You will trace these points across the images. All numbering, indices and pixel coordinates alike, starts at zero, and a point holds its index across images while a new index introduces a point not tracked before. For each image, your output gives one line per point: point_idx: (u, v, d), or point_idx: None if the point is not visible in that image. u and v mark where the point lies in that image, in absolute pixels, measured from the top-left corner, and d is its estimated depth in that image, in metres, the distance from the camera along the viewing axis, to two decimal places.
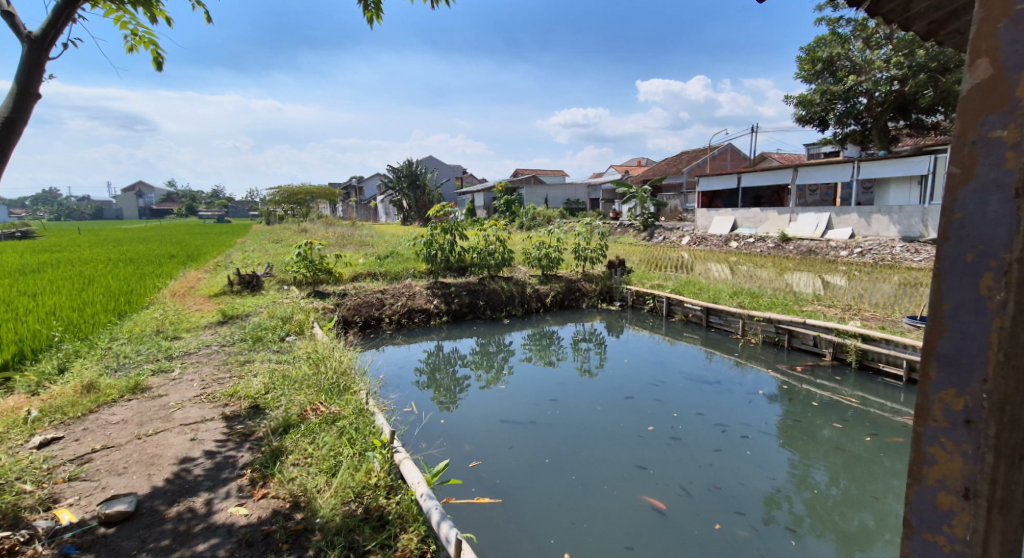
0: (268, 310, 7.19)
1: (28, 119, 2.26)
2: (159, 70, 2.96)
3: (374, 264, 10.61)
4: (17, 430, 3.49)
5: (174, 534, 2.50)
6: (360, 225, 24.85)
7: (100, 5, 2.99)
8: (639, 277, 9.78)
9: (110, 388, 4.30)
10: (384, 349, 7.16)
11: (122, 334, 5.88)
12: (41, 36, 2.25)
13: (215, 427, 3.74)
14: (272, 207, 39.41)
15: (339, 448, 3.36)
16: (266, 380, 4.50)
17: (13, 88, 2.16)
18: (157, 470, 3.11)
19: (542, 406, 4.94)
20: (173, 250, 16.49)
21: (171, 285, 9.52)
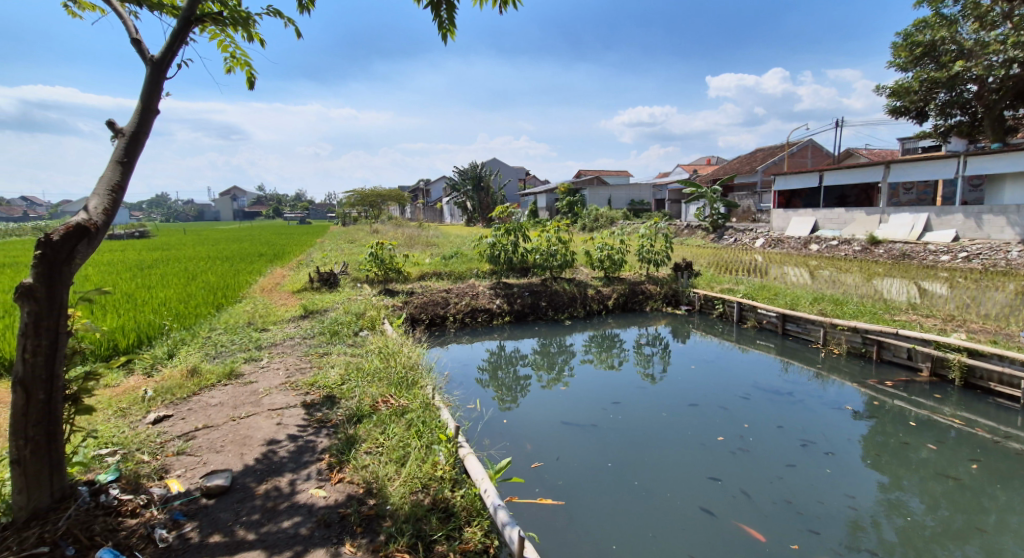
0: (344, 306, 7.65)
1: (148, 132, 2.57)
2: (254, 87, 3.24)
3: (439, 264, 10.95)
4: (137, 408, 3.97)
5: (263, 509, 2.73)
6: (427, 226, 25.68)
7: (206, 30, 3.33)
8: (708, 281, 9.40)
9: (209, 373, 4.77)
10: (449, 347, 7.38)
11: (219, 324, 6.49)
12: (161, 59, 2.55)
13: (297, 413, 4.04)
14: (347, 209, 41.74)
15: (408, 439, 3.52)
16: (342, 372, 4.80)
17: (137, 105, 2.47)
18: (248, 450, 3.41)
19: (603, 410, 4.88)
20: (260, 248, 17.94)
21: (259, 281, 10.36)
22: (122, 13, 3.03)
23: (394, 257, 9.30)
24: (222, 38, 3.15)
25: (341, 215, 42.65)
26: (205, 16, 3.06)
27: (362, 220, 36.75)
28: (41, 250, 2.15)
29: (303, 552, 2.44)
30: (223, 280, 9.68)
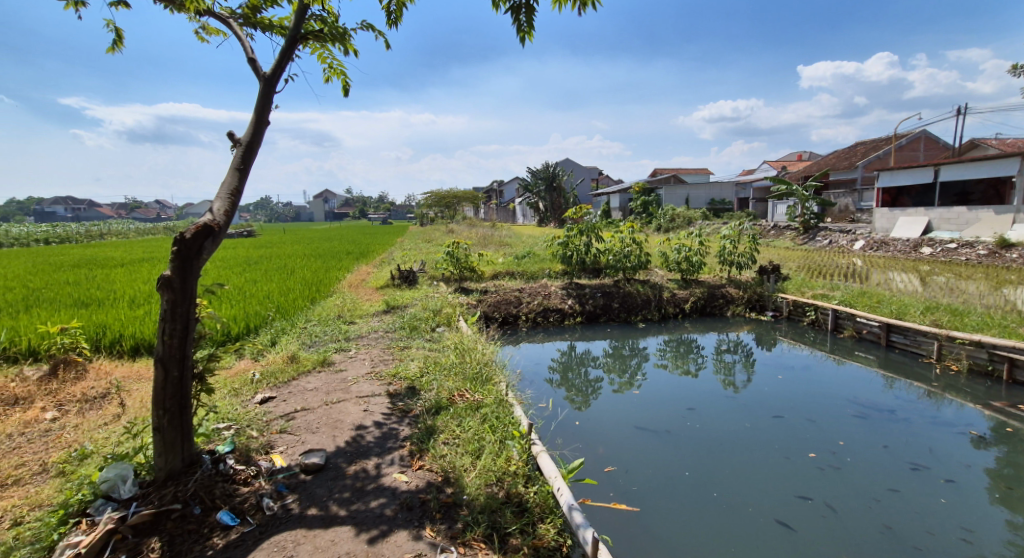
0: (423, 302, 8.01)
1: (260, 141, 2.87)
2: (348, 96, 3.50)
3: (512, 264, 11.12)
4: (247, 389, 4.44)
5: (352, 488, 2.94)
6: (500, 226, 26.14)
7: (308, 46, 3.65)
8: (798, 286, 8.78)
9: (306, 360, 5.22)
10: (521, 345, 7.49)
11: (314, 316, 7.06)
12: (272, 75, 2.83)
13: (382, 401, 4.31)
14: (424, 210, 43.39)
15: (483, 433, 3.63)
16: (422, 365, 5.05)
17: (252, 117, 2.76)
18: (339, 433, 3.69)
19: (680, 417, 4.72)
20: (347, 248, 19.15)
21: (347, 277, 11.13)
22: (240, 35, 3.40)
23: (469, 256, 9.56)
24: (322, 53, 3.44)
25: (419, 216, 44.49)
26: (309, 33, 3.36)
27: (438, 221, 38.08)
28: (177, 247, 2.47)
29: (387, 532, 2.59)
30: (315, 275, 10.51)
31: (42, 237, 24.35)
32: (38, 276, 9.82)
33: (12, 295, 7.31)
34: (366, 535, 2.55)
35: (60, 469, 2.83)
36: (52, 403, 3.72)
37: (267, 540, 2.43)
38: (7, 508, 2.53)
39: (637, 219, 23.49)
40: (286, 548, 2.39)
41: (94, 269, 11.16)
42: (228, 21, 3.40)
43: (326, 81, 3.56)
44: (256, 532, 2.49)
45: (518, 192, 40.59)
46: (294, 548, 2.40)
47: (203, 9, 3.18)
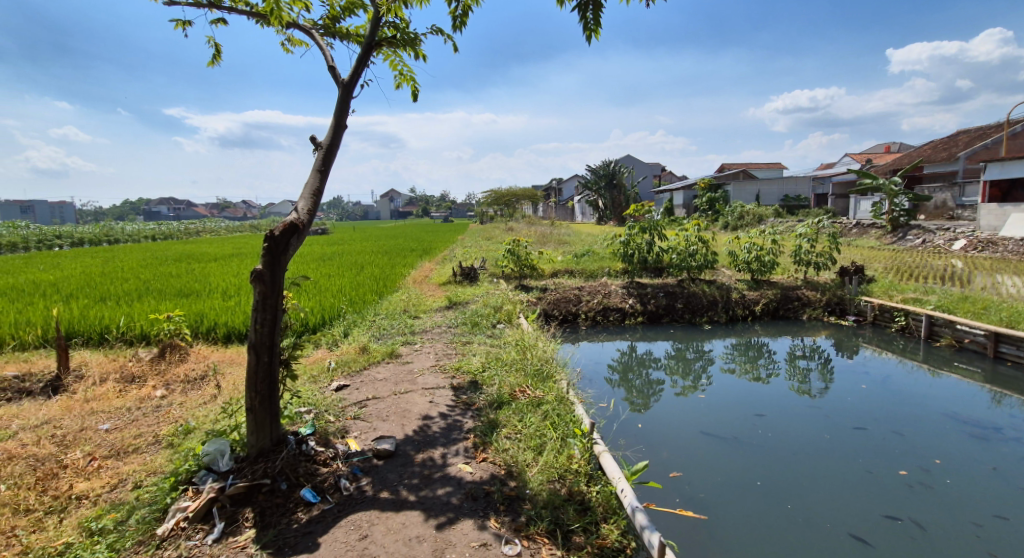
0: (484, 299, 8.15)
1: (339, 144, 3.04)
2: (417, 99, 3.63)
3: (571, 262, 11.05)
4: (324, 377, 4.74)
5: (420, 476, 3.06)
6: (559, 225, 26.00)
7: (381, 53, 3.83)
8: (885, 288, 8.10)
9: (375, 351, 5.48)
10: (581, 344, 7.44)
11: (382, 310, 7.39)
12: (350, 82, 3.00)
13: (446, 394, 4.44)
14: (484, 209, 43.99)
15: (545, 430, 3.65)
16: (484, 360, 5.15)
17: (332, 122, 2.94)
18: (407, 422, 3.85)
19: (751, 423, 4.51)
20: (410, 245, 19.79)
21: (411, 273, 11.53)
22: (322, 45, 3.62)
23: (529, 254, 9.59)
24: (394, 58, 3.59)
25: (478, 214, 45.17)
26: (383, 41, 3.52)
27: (497, 220, 38.47)
28: (268, 243, 2.69)
29: (454, 519, 2.66)
30: (383, 271, 10.96)
31: (147, 232, 27.11)
32: (145, 269, 10.97)
33: (125, 285, 8.23)
34: (434, 521, 2.63)
35: (169, 441, 3.17)
36: (160, 382, 4.16)
37: (344, 518, 2.58)
38: (128, 472, 2.87)
39: (702, 217, 22.56)
40: (361, 527, 2.52)
41: (189, 263, 12.31)
42: (311, 32, 3.63)
43: (396, 86, 3.72)
44: (335, 510, 2.65)
45: (578, 189, 40.15)
46: (368, 528, 2.52)
47: (289, 23, 3.42)
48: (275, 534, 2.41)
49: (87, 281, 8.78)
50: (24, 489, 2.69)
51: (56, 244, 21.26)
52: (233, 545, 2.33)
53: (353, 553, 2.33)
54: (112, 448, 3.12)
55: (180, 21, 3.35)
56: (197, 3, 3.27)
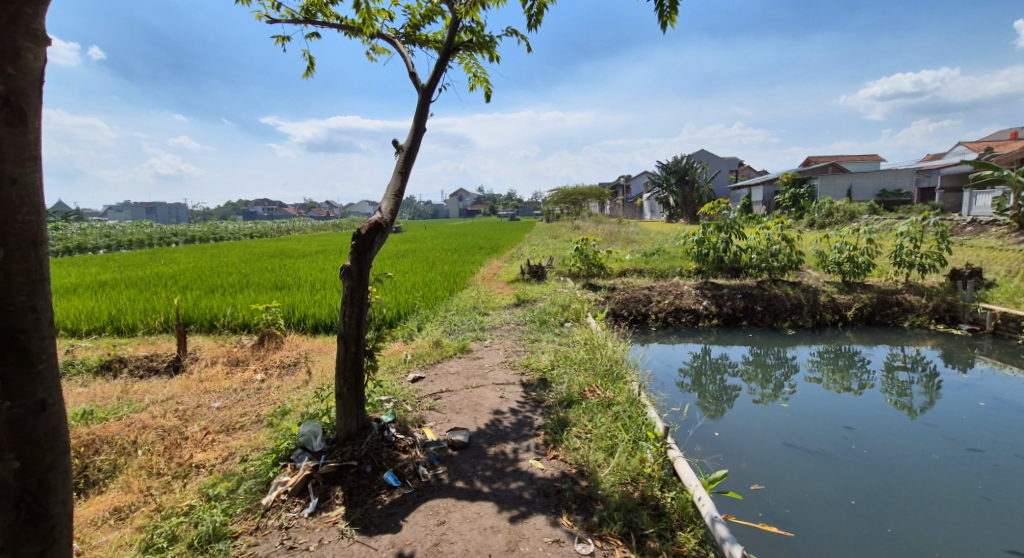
0: (551, 297, 8.15)
1: (419, 147, 3.18)
2: (490, 99, 3.70)
3: (640, 261, 10.76)
4: (401, 369, 4.97)
5: (493, 468, 3.13)
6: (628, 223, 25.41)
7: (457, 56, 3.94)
8: (1008, 295, 7.18)
9: (447, 346, 5.66)
10: (651, 345, 7.20)
11: (453, 306, 7.61)
12: (430, 86, 3.12)
13: (516, 390, 4.50)
14: (551, 208, 43.93)
15: (616, 431, 3.59)
16: (553, 358, 5.15)
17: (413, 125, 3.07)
18: (479, 415, 3.95)
19: (840, 437, 4.17)
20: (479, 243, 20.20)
21: (480, 271, 11.75)
22: (403, 52, 3.80)
23: (598, 253, 9.46)
24: (469, 62, 3.69)
25: (544, 212, 45.17)
26: (460, 45, 3.62)
27: (564, 218, 38.26)
28: (356, 241, 2.86)
29: (527, 513, 2.68)
30: (453, 269, 11.27)
31: (245, 231, 29.70)
32: (244, 264, 12.06)
33: (228, 278, 9.11)
34: (507, 513, 2.67)
35: (270, 421, 3.47)
36: (260, 366, 4.57)
37: (423, 503, 2.69)
38: (236, 446, 3.18)
39: (782, 214, 21.15)
40: (438, 513, 2.62)
41: (281, 259, 13.36)
42: (394, 41, 3.81)
43: (470, 88, 3.82)
44: (415, 495, 2.77)
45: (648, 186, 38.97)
46: (445, 514, 2.62)
47: (374, 33, 3.62)
48: (361, 513, 2.57)
49: (198, 274, 9.80)
50: (155, 456, 3.07)
51: (173, 242, 23.89)
52: (325, 520, 2.52)
53: (432, 537, 2.43)
54: (223, 424, 3.47)
55: (281, 37, 3.65)
56: (295, 20, 3.55)
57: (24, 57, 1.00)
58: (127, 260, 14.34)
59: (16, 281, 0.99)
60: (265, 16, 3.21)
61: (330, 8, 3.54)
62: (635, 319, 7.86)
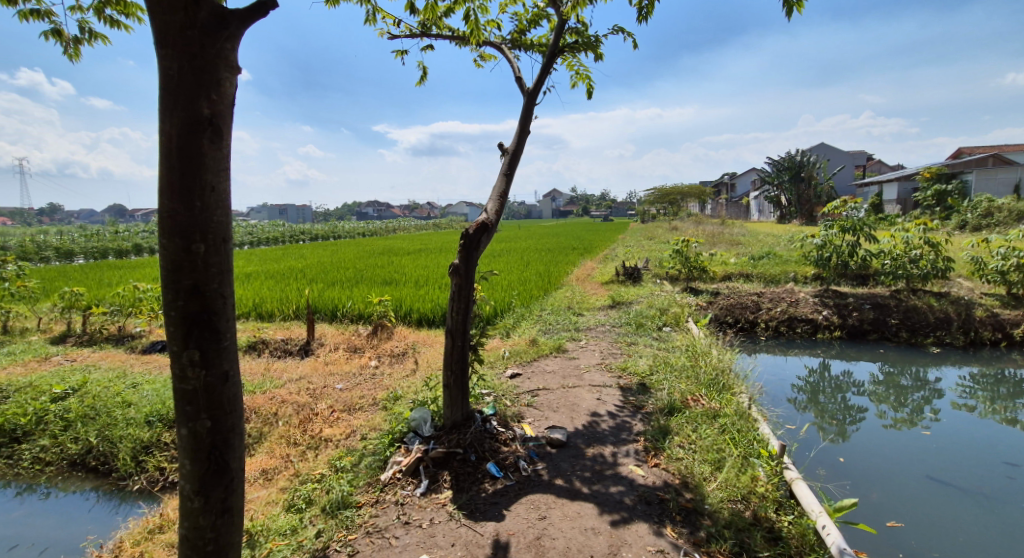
0: (649, 299, 7.87)
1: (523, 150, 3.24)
2: (592, 98, 3.67)
3: (747, 264, 9.97)
4: (499, 366, 5.10)
5: (592, 470, 3.09)
6: (734, 224, 23.70)
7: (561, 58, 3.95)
8: None
9: (544, 345, 5.71)
10: (760, 355, 6.60)
11: (548, 306, 7.65)
12: (534, 89, 3.17)
13: (614, 393, 4.41)
14: (649, 207, 42.41)
15: (724, 445, 3.36)
16: (652, 363, 4.96)
17: (518, 128, 3.14)
18: (576, 416, 3.93)
19: (1002, 476, 3.55)
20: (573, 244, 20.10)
21: (574, 271, 11.68)
22: (510, 57, 3.89)
23: (701, 255, 8.95)
24: (573, 62, 3.68)
25: (640, 212, 43.77)
26: (565, 47, 3.63)
27: (662, 218, 36.73)
28: (464, 240, 2.98)
29: (628, 519, 2.62)
30: (548, 269, 11.34)
31: (358, 229, 32.41)
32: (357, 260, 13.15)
33: (345, 273, 9.98)
34: (609, 517, 2.63)
35: (384, 404, 3.76)
36: (374, 354, 4.96)
37: (524, 496, 2.75)
38: (357, 425, 3.49)
39: (923, 214, 18.41)
40: (539, 508, 2.66)
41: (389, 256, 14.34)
42: (501, 47, 3.92)
43: (572, 86, 3.81)
44: (516, 487, 2.84)
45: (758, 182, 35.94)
46: (546, 510, 2.65)
47: (483, 41, 3.75)
48: (467, 499, 2.69)
49: (319, 268, 10.88)
50: (292, 428, 3.47)
51: (300, 239, 26.76)
52: (435, 501, 2.67)
53: (534, 531, 2.47)
54: (345, 404, 3.82)
55: (399, 51, 3.92)
56: (412, 35, 3.79)
57: (225, 84, 1.12)
58: (263, 254, 16.32)
59: (212, 272, 1.15)
60: (386, 34, 3.48)
61: (443, 20, 3.74)
62: (741, 327, 7.23)
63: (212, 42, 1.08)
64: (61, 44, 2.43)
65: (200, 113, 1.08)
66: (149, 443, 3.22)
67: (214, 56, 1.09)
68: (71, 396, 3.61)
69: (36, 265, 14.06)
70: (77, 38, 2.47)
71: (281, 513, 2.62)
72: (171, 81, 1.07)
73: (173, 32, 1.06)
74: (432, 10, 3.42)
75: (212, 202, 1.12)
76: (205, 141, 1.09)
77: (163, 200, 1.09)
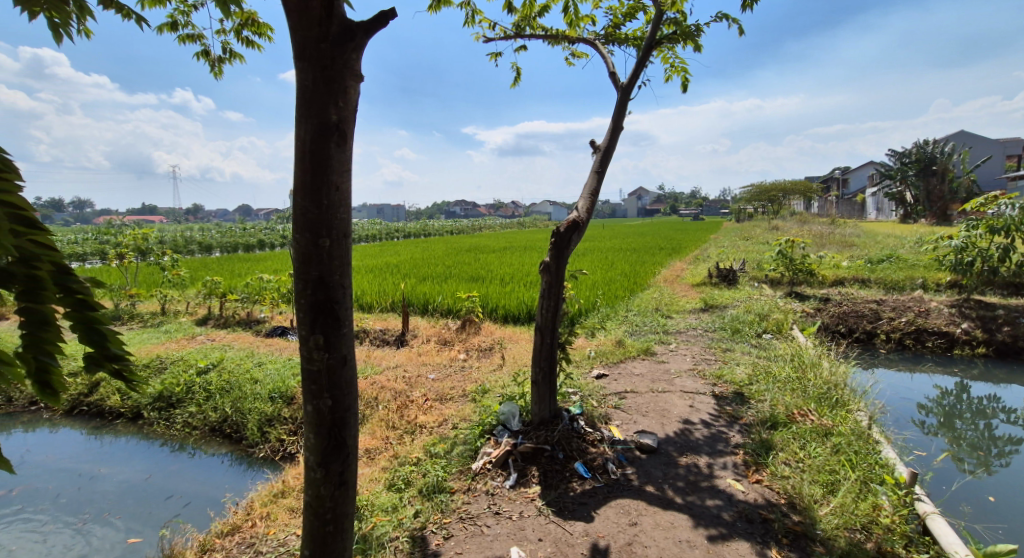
0: (747, 303, 7.35)
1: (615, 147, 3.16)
2: (684, 92, 3.49)
3: (864, 268, 8.93)
4: (585, 365, 5.04)
5: (686, 480, 2.95)
6: (849, 223, 21.34)
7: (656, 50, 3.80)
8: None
9: (631, 346, 5.55)
10: (881, 369, 5.86)
11: (634, 306, 7.44)
12: (629, 83, 3.08)
13: (708, 401, 4.18)
14: (747, 205, 39.63)
15: (838, 466, 3.03)
16: (751, 372, 4.61)
17: (611, 124, 3.07)
18: (667, 422, 3.77)
19: None
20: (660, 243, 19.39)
21: (663, 272, 11.23)
22: (603, 53, 3.82)
23: (808, 257, 8.16)
24: (670, 54, 3.52)
25: (737, 211, 41.19)
26: (661, 39, 3.48)
27: (763, 217, 34.13)
28: (555, 238, 2.98)
29: (727, 535, 2.47)
30: (636, 269, 11.01)
31: (449, 227, 33.79)
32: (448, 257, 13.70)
33: (435, 269, 10.45)
34: (705, 531, 2.49)
35: (474, 396, 3.88)
36: (463, 348, 5.13)
37: (613, 500, 2.69)
38: (448, 414, 3.64)
39: None
40: (630, 513, 2.59)
41: (476, 253, 14.77)
42: (594, 43, 3.86)
43: (665, 80, 3.66)
44: (604, 489, 2.79)
45: (879, 176, 32.08)
46: (637, 516, 2.57)
47: (576, 38, 3.71)
48: (555, 496, 2.69)
49: (413, 264, 11.48)
50: (390, 412, 3.70)
51: (395, 235, 28.51)
52: (524, 495, 2.70)
53: (625, 536, 2.42)
54: (437, 394, 4.00)
55: (494, 53, 4.01)
56: (506, 36, 3.86)
57: (349, 92, 1.21)
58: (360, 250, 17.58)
59: (335, 264, 1.26)
60: (481, 37, 3.57)
61: (537, 20, 3.76)
62: (856, 337, 6.43)
63: (341, 53, 1.17)
64: (209, 64, 2.77)
65: (329, 119, 1.19)
66: (271, 417, 3.61)
67: (341, 66, 1.18)
68: (212, 370, 4.16)
69: (184, 256, 16.40)
70: (221, 58, 2.82)
71: (383, 490, 2.80)
72: (307, 91, 1.18)
73: (310, 47, 1.16)
74: (527, 9, 3.45)
75: (335, 200, 1.22)
76: (331, 145, 1.18)
77: (298, 199, 1.21)
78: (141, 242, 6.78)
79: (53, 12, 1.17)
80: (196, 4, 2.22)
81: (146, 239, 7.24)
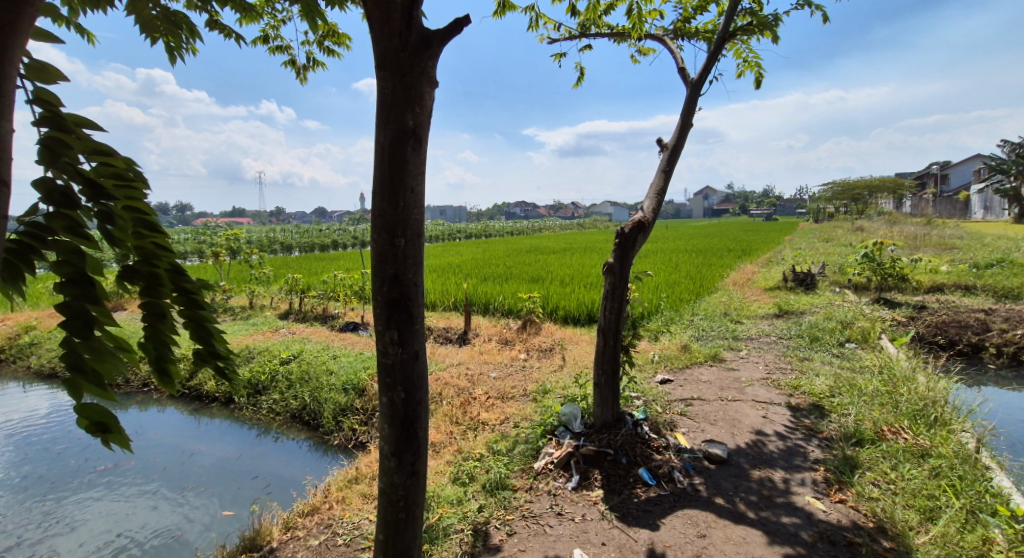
0: (827, 310, 6.84)
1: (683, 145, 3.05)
2: (758, 87, 3.31)
3: (967, 274, 8.03)
4: (649, 370, 4.91)
5: (759, 494, 2.79)
6: (950, 224, 19.28)
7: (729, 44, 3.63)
8: None
9: (697, 352, 5.34)
10: (988, 386, 5.23)
11: (701, 310, 7.15)
12: (699, 78, 2.97)
13: (783, 413, 3.93)
14: (828, 205, 36.91)
15: (937, 491, 2.74)
16: (833, 384, 4.28)
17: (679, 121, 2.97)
18: (738, 432, 3.59)
19: None
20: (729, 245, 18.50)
21: (733, 275, 10.70)
22: (671, 48, 3.69)
23: (900, 260, 7.47)
24: (743, 47, 3.35)
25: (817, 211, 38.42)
26: (735, 32, 3.31)
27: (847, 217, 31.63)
28: (619, 239, 2.92)
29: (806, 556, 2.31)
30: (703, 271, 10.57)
31: (511, 228, 34.10)
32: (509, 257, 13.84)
33: (497, 269, 10.59)
34: (781, 549, 2.35)
35: (535, 396, 3.89)
36: (524, 348, 5.16)
37: (680, 510, 2.60)
38: (510, 413, 3.67)
39: None
40: (698, 525, 2.49)
41: (537, 254, 14.79)
42: (662, 38, 3.74)
43: (737, 75, 3.48)
44: (670, 498, 2.70)
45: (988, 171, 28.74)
46: (706, 528, 2.47)
47: (644, 34, 3.62)
48: (619, 501, 2.64)
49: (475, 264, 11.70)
50: (453, 408, 3.80)
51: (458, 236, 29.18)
52: (587, 498, 2.68)
53: (693, 548, 2.33)
54: (499, 392, 4.05)
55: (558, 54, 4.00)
56: (571, 37, 3.83)
57: (425, 98, 1.26)
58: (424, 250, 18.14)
59: (409, 263, 1.31)
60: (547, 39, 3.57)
61: (602, 18, 3.70)
62: (959, 350, 5.76)
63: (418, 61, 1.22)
64: (295, 71, 2.97)
65: (406, 125, 1.24)
66: (344, 407, 3.81)
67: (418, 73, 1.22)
68: (292, 361, 4.46)
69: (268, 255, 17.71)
70: (306, 66, 3.01)
71: (447, 483, 2.88)
72: (387, 99, 1.24)
73: (390, 56, 1.21)
74: (593, 8, 3.41)
75: (411, 202, 1.27)
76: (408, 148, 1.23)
77: (377, 201, 1.27)
78: (232, 241, 7.39)
79: (170, 37, 1.30)
80: (285, 19, 2.38)
81: (236, 239, 7.88)
